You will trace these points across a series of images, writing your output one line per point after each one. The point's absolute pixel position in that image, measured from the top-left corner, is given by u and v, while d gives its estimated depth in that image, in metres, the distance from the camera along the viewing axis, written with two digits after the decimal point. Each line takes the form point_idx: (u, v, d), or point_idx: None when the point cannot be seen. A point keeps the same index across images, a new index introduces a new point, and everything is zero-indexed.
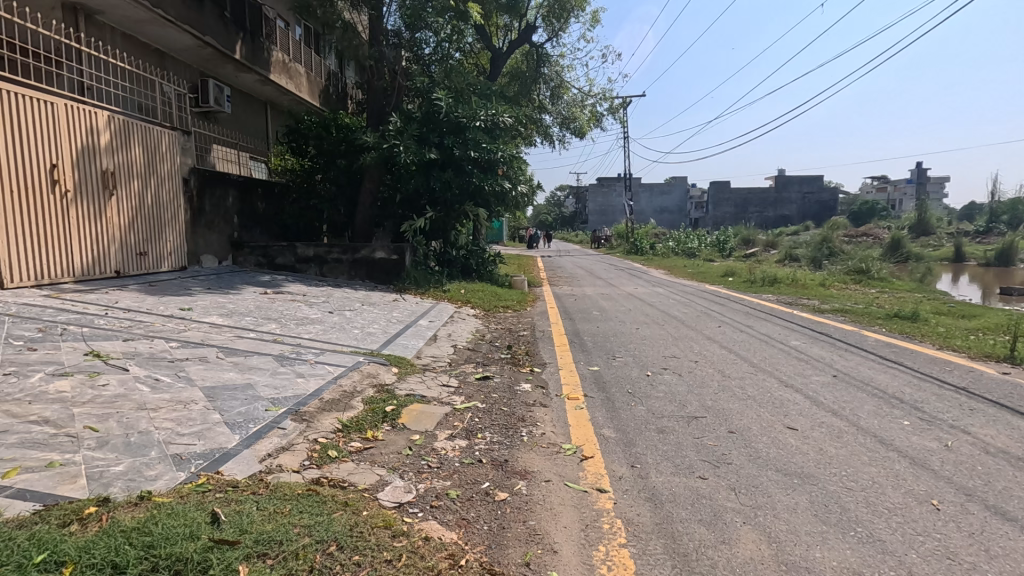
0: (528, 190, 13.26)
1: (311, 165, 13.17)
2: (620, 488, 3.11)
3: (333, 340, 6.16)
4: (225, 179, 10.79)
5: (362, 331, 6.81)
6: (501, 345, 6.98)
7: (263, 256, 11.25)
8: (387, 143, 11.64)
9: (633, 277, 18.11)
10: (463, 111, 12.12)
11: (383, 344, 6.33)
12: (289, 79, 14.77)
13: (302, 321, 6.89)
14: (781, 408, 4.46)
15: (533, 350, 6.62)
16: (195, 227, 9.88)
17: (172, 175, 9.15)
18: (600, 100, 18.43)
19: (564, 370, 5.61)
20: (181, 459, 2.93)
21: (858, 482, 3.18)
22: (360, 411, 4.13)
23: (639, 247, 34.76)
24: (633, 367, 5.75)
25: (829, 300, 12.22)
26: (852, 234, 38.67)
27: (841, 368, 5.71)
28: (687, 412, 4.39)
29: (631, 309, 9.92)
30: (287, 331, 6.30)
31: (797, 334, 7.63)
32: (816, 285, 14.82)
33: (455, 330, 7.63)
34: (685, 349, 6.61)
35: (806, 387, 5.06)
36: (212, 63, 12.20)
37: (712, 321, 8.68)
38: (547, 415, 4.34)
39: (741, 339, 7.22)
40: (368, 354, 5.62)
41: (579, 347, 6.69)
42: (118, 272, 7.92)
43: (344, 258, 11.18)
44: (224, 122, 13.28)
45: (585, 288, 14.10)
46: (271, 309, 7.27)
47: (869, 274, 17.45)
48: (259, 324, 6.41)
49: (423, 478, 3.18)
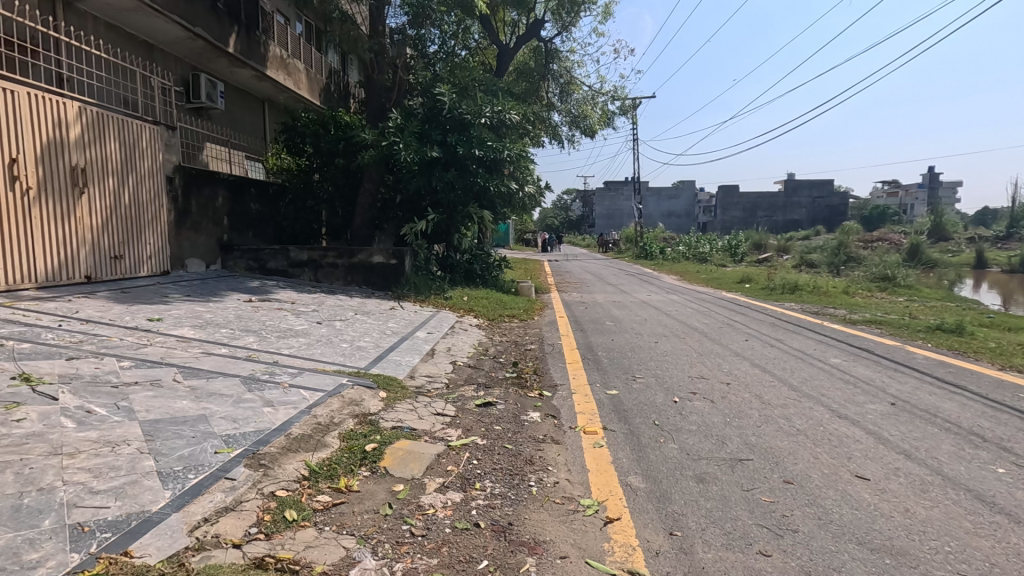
0: (535, 191, 12.57)
1: (308, 165, 12.52)
2: (659, 572, 2.38)
3: (316, 357, 5.45)
4: (213, 177, 10.14)
5: (351, 346, 6.10)
6: (506, 362, 6.25)
7: (253, 259, 10.60)
8: (386, 140, 10.97)
9: (643, 283, 17.24)
10: (467, 107, 11.44)
11: (373, 361, 5.61)
12: (287, 75, 14.14)
13: (285, 334, 6.19)
14: (842, 448, 3.70)
15: (542, 369, 5.88)
16: (180, 229, 9.24)
17: (153, 172, 8.53)
18: (612, 98, 17.68)
19: (578, 395, 4.87)
20: (81, 532, 2.24)
21: (971, 564, 2.42)
22: (335, 452, 3.41)
23: (649, 251, 33.99)
24: (658, 391, 5.00)
25: (857, 310, 11.41)
26: (867, 239, 37.68)
27: (898, 394, 4.94)
28: (729, 452, 3.64)
29: (647, 320, 9.14)
30: (265, 345, 5.60)
31: (836, 351, 6.84)
32: (840, 293, 13.99)
33: (455, 343, 6.92)
34: (713, 368, 5.86)
35: (865, 419, 4.29)
36: (204, 56, 11.59)
37: (737, 334, 7.91)
38: (561, 456, 3.61)
39: (775, 357, 6.46)
40: (354, 375, 4.90)
41: (594, 365, 5.94)
42: (88, 277, 7.27)
43: (339, 262, 10.47)
44: (218, 119, 12.66)
45: (596, 295, 13.38)
46: (252, 320, 6.58)
47: (894, 282, 16.59)
48: (235, 337, 5.72)
49: (403, 553, 2.46)
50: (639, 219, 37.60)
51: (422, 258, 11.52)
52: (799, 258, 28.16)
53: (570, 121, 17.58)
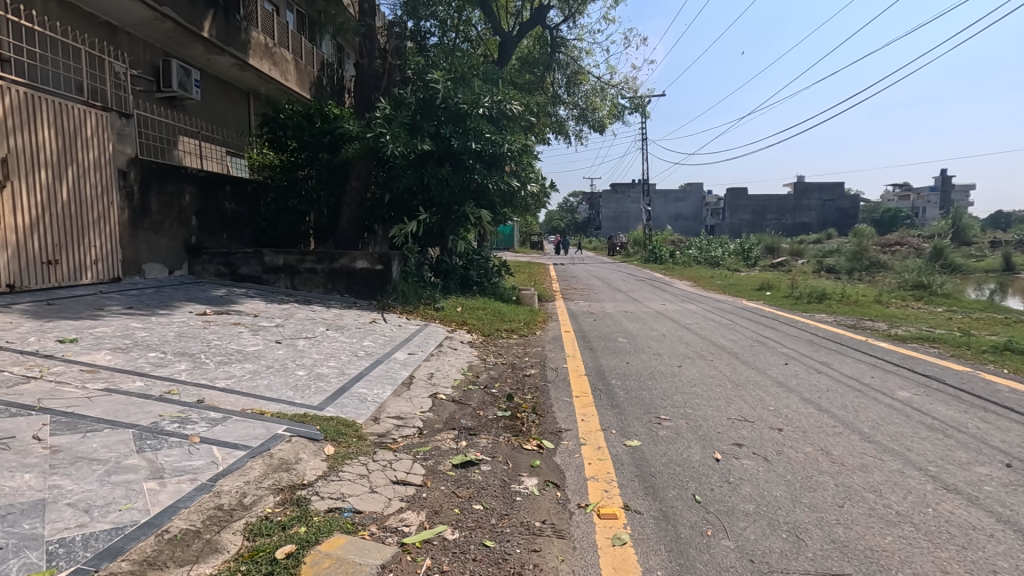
0: (539, 190, 11.51)
1: (291, 161, 11.43)
2: None
3: (258, 392, 4.33)
4: (178, 172, 9.07)
5: (309, 374, 4.97)
6: (499, 394, 5.10)
7: (224, 264, 9.53)
8: (372, 132, 9.87)
9: (655, 290, 16.06)
10: (463, 96, 10.32)
11: (331, 396, 4.49)
12: (272, 65, 13.08)
13: (230, 358, 5.07)
14: (981, 554, 2.53)
15: (542, 405, 4.74)
16: (135, 230, 8.18)
17: (100, 165, 7.50)
18: (623, 89, 16.44)
19: (587, 449, 3.74)
20: None
21: None
22: (228, 564, 2.29)
23: (659, 255, 32.88)
24: (692, 443, 3.84)
25: (899, 323, 10.18)
26: (884, 243, 36.14)
27: (1011, 449, 3.77)
28: (815, 560, 2.48)
29: (665, 336, 7.97)
30: (198, 375, 4.48)
31: (899, 380, 5.66)
32: (872, 303, 12.74)
33: (440, 367, 5.80)
34: (756, 406, 4.72)
35: (985, 495, 3.11)
36: (175, 40, 10.52)
37: (774, 356, 6.70)
38: (565, 564, 2.46)
39: (829, 389, 5.26)
40: (299, 421, 3.77)
41: (607, 400, 4.79)
42: (10, 286, 6.28)
43: (319, 268, 9.37)
44: (192, 110, 11.61)
45: (604, 303, 12.28)
46: (195, 339, 5.47)
47: (929, 290, 15.20)
48: (162, 365, 4.61)
49: None
50: (647, 221, 36.17)
51: (413, 263, 10.28)
52: (815, 263, 26.77)
53: (578, 115, 16.40)
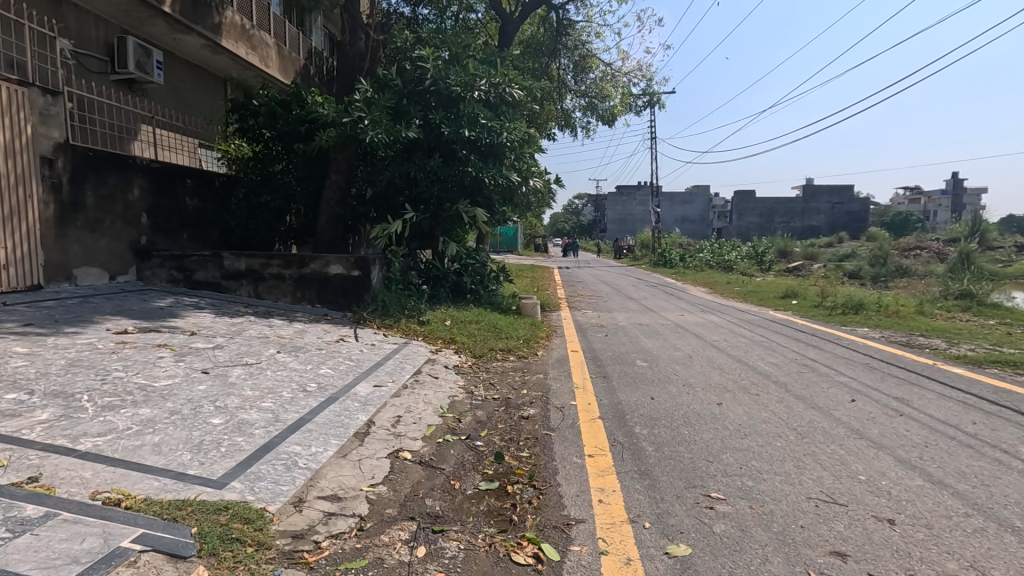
0: (542, 186, 10.17)
1: (264, 152, 10.16)
2: None
3: (135, 460, 3.00)
4: (124, 162, 7.82)
5: (227, 423, 3.66)
6: (486, 451, 3.77)
7: (177, 268, 8.24)
8: (349, 116, 8.58)
9: (671, 297, 14.66)
10: (456, 78, 9.05)
11: (244, 464, 3.16)
12: (249, 50, 11.83)
13: (122, 399, 3.75)
14: None
15: (542, 472, 3.40)
16: (64, 228, 6.96)
17: (14, 151, 6.29)
18: (637, 76, 15.14)
19: (610, 567, 2.42)
20: None
21: None
22: None
23: (668, 259, 31.68)
24: (770, 554, 2.51)
25: (957, 341, 8.79)
26: (904, 246, 34.64)
27: None
28: None
29: (693, 359, 6.62)
30: (57, 432, 3.17)
31: (1016, 429, 4.27)
32: (917, 316, 11.28)
33: (412, 406, 4.46)
34: (845, 477, 3.35)
35: None
36: (131, 14, 9.28)
37: (835, 389, 5.33)
38: None
39: (929, 445, 3.90)
40: (168, 521, 2.44)
41: (633, 466, 3.45)
42: None
43: (286, 274, 8.08)
44: (154, 94, 10.37)
45: (614, 313, 10.94)
46: (89, 371, 4.16)
47: (974, 298, 13.75)
48: (14, 415, 3.30)
49: None
50: (655, 224, 34.84)
51: (397, 268, 9.04)
52: (836, 267, 25.26)
53: (586, 105, 15.12)
